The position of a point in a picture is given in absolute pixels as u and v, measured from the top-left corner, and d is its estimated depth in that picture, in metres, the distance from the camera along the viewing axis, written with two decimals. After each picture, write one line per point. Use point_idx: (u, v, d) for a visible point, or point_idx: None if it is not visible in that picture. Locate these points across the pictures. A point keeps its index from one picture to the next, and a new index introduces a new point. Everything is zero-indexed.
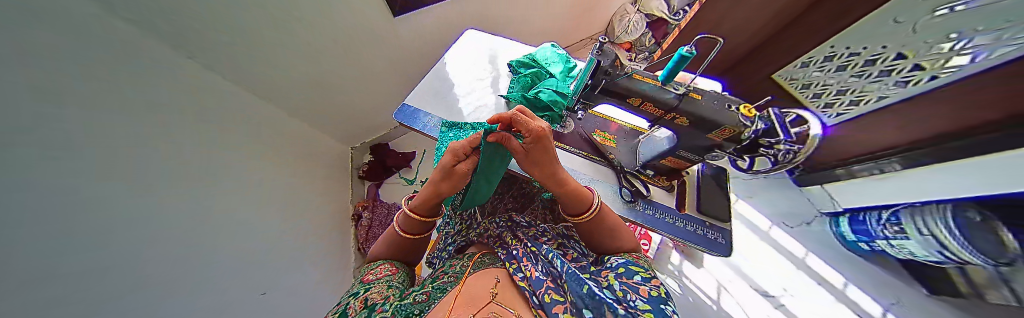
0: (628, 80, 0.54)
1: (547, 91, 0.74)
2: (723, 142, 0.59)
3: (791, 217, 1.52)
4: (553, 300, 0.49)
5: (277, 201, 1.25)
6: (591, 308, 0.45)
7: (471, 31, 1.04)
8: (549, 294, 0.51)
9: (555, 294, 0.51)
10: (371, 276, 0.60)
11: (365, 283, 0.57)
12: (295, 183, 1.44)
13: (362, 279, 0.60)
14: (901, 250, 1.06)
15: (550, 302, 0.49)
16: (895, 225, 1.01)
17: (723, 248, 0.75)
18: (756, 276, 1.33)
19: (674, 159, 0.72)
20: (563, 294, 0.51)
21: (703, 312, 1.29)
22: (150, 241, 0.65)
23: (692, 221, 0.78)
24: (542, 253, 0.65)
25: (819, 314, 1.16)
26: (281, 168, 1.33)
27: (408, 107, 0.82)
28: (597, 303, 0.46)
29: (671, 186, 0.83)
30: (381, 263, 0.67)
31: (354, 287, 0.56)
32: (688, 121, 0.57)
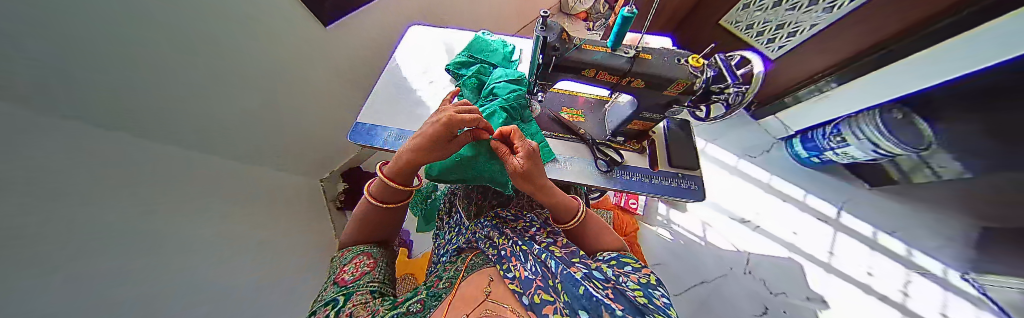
0: (578, 53, 0.45)
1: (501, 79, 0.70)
2: (678, 98, 0.49)
3: (802, 175, 1.48)
4: (542, 301, 0.33)
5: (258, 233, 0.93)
6: (587, 312, 0.29)
7: (414, 28, 0.99)
8: (538, 294, 0.35)
9: (545, 294, 0.34)
10: (343, 276, 0.41)
11: (341, 287, 0.38)
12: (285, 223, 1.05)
13: (333, 280, 0.41)
14: (845, 156, 1.26)
15: (539, 304, 0.33)
16: (837, 136, 1.20)
17: (696, 194, 0.63)
18: (733, 207, 1.42)
19: (641, 123, 0.59)
20: (554, 293, 0.34)
21: (694, 252, 1.32)
22: (198, 222, 0.65)
23: (662, 175, 0.65)
24: (533, 249, 0.45)
25: (783, 221, 1.36)
26: (280, 207, 1.06)
27: (363, 126, 0.72)
28: (594, 303, 0.29)
29: (642, 149, 0.69)
30: (353, 254, 0.46)
31: (325, 293, 0.38)
32: (645, 84, 0.46)
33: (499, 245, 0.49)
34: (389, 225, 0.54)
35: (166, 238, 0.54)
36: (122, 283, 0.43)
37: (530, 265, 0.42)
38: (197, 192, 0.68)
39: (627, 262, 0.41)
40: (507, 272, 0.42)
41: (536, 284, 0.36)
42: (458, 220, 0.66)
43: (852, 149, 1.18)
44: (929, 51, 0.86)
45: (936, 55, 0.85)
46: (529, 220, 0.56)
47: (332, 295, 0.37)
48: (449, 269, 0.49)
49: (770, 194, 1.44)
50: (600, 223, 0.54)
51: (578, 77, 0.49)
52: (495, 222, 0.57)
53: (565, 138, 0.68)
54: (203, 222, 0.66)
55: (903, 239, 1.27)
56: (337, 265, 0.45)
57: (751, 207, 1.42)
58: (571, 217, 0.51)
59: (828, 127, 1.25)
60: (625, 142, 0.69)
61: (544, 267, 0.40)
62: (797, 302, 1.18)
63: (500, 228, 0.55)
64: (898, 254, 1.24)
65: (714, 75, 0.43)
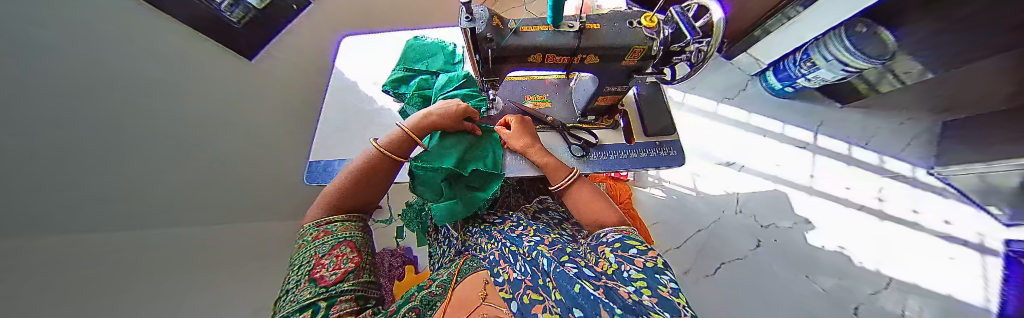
0: (518, 37, 0.40)
1: (450, 78, 0.67)
2: (640, 65, 0.45)
3: (778, 107, 1.51)
4: (530, 301, 0.28)
5: None
6: (582, 313, 0.23)
7: (346, 42, 0.93)
8: (527, 294, 0.30)
9: (535, 293, 0.29)
10: (322, 273, 0.32)
11: (321, 287, 0.29)
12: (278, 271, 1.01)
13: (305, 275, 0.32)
14: (816, 81, 1.27)
15: (527, 305, 0.28)
16: (808, 62, 1.20)
17: (675, 159, 0.62)
18: (717, 152, 1.46)
19: (609, 97, 0.56)
20: (545, 293, 0.29)
21: (688, 204, 1.37)
22: (204, 284, 0.63)
23: (641, 147, 0.64)
24: (524, 248, 0.40)
25: (764, 156, 1.41)
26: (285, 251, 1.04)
27: (318, 164, 0.67)
28: (591, 301, 0.23)
29: (615, 124, 0.67)
30: (333, 243, 0.38)
31: (296, 298, 0.28)
32: (600, 58, 0.42)
33: (487, 251, 0.46)
34: (375, 195, 0.50)
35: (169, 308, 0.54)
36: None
37: (520, 266, 0.37)
38: (196, 256, 0.66)
39: (632, 245, 0.35)
40: (497, 276, 0.38)
41: (525, 285, 0.31)
42: (445, 232, 0.64)
43: (821, 72, 1.20)
44: None
45: None
46: (516, 220, 0.52)
47: (310, 298, 0.27)
48: (442, 272, 0.45)
49: (752, 133, 1.47)
50: (602, 198, 0.49)
51: (526, 64, 0.46)
52: (483, 227, 0.54)
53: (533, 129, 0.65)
54: (213, 282, 0.65)
55: (875, 149, 1.34)
56: (310, 257, 0.35)
57: (733, 149, 1.45)
58: (563, 176, 0.52)
59: (799, 54, 1.25)
60: (597, 119, 0.66)
61: (535, 267, 0.35)
62: (786, 226, 1.25)
63: (488, 232, 0.52)
64: (871, 164, 1.31)
65: (671, 32, 0.37)
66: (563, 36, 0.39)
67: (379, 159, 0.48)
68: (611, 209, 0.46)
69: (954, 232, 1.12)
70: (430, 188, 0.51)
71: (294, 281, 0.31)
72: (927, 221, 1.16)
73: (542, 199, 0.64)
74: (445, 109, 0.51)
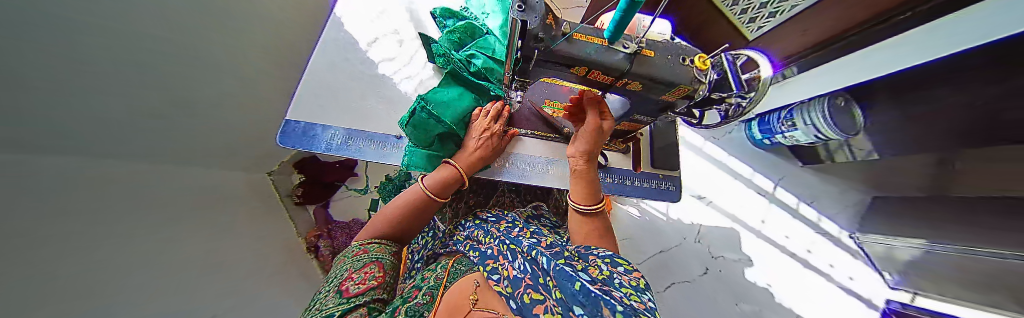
0: (569, 46, 0.36)
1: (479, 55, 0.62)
2: (673, 103, 0.45)
3: (754, 156, 1.65)
4: (530, 300, 0.27)
5: (196, 238, 0.79)
6: (584, 308, 0.22)
7: None
8: (527, 293, 0.29)
9: (535, 292, 0.28)
10: (348, 285, 0.33)
11: (344, 298, 0.30)
12: (216, 227, 0.89)
13: (336, 290, 0.33)
14: (790, 139, 1.40)
15: (527, 303, 0.27)
16: (789, 121, 1.32)
17: (671, 194, 0.68)
18: (693, 185, 1.58)
19: (629, 124, 0.58)
20: (545, 293, 0.28)
21: (656, 227, 1.49)
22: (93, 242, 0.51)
23: (642, 176, 0.69)
24: (524, 247, 0.40)
25: (730, 198, 1.55)
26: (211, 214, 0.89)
27: (296, 124, 0.59)
28: (592, 300, 0.22)
29: (626, 150, 0.71)
30: (367, 260, 0.39)
31: (322, 307, 0.29)
32: (643, 86, 0.41)
33: (484, 244, 0.45)
34: (420, 221, 0.51)
35: (49, 251, 0.43)
36: (22, 295, 0.35)
37: (519, 264, 0.36)
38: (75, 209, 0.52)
39: None
40: (494, 275, 0.37)
41: (526, 284, 0.31)
42: (432, 223, 0.64)
43: (797, 133, 1.32)
44: (918, 30, 0.85)
45: (909, 40, 0.87)
46: (511, 220, 0.51)
47: (331, 309, 0.28)
48: (429, 277, 0.43)
49: (727, 174, 1.60)
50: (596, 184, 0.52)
51: (566, 73, 0.43)
52: (478, 222, 0.53)
53: (544, 136, 0.68)
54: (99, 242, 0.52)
55: (817, 208, 1.54)
56: (345, 270, 0.38)
57: (706, 186, 1.58)
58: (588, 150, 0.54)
59: (782, 113, 1.36)
60: (610, 141, 0.70)
61: (535, 266, 0.34)
62: (731, 260, 1.41)
63: (483, 227, 0.50)
64: (809, 220, 1.51)
65: (717, 78, 0.39)
66: (611, 60, 0.37)
67: (450, 178, 0.52)
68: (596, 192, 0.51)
69: (857, 288, 1.34)
70: (420, 133, 0.53)
71: (326, 291, 0.34)
72: (837, 275, 1.38)
73: (537, 205, 0.64)
74: (489, 127, 0.56)
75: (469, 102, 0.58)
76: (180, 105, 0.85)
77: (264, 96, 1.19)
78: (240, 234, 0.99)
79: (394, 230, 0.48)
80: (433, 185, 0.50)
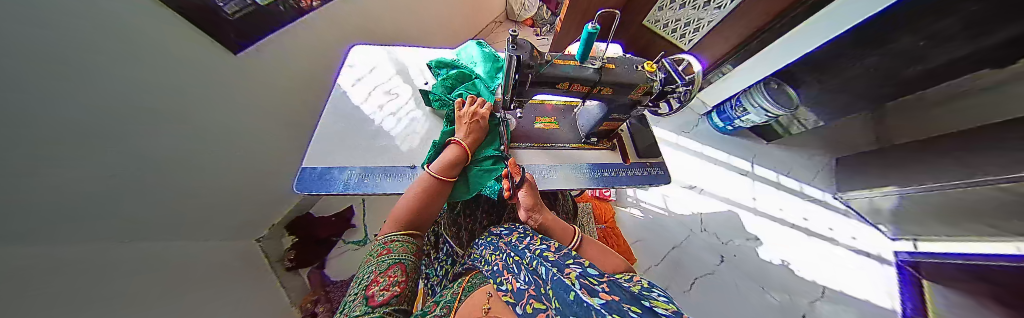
0: (552, 69, 0.46)
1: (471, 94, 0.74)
2: (641, 99, 0.56)
3: (725, 141, 1.81)
4: (533, 310, 0.28)
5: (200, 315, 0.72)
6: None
7: (358, 48, 0.97)
8: (531, 304, 0.30)
9: (538, 303, 0.29)
10: (374, 291, 0.33)
11: (370, 306, 0.30)
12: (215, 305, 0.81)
13: (366, 292, 0.33)
14: (747, 123, 1.61)
15: (531, 313, 0.28)
16: (740, 107, 1.53)
17: (662, 178, 0.74)
18: (682, 175, 1.68)
19: (611, 123, 0.67)
20: (547, 301, 0.28)
21: (661, 222, 1.53)
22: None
23: (635, 168, 0.76)
24: (527, 257, 0.41)
25: (716, 180, 1.66)
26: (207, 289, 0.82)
27: (311, 171, 0.62)
28: (580, 305, 0.22)
29: (613, 146, 0.80)
30: (389, 263, 0.39)
31: (350, 313, 0.29)
32: (612, 91, 0.51)
33: (493, 261, 0.47)
34: (435, 206, 0.52)
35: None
36: None
37: (523, 276, 0.37)
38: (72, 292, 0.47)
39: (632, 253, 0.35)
40: (501, 285, 0.38)
41: (529, 294, 0.31)
42: (450, 250, 0.70)
43: (751, 116, 1.52)
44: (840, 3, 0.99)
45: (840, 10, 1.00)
46: (522, 231, 0.53)
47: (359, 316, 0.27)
48: (446, 292, 0.45)
49: (707, 161, 1.73)
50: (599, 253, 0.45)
51: (553, 89, 0.52)
52: (489, 239, 0.55)
53: (544, 147, 0.74)
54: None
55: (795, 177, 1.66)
56: (370, 272, 0.37)
57: (693, 175, 1.68)
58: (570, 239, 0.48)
59: (732, 101, 1.57)
60: (599, 141, 0.79)
61: (536, 276, 0.35)
62: (741, 243, 1.44)
63: (495, 243, 0.52)
64: (792, 188, 1.62)
65: (665, 77, 0.50)
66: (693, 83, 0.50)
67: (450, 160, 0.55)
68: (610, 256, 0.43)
69: (859, 245, 1.41)
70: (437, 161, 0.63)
71: (354, 295, 0.34)
72: (839, 236, 1.44)
73: None
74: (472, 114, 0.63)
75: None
76: (199, 181, 0.88)
77: (276, 159, 1.22)
78: (240, 308, 0.90)
79: (409, 220, 0.48)
80: (439, 168, 0.54)
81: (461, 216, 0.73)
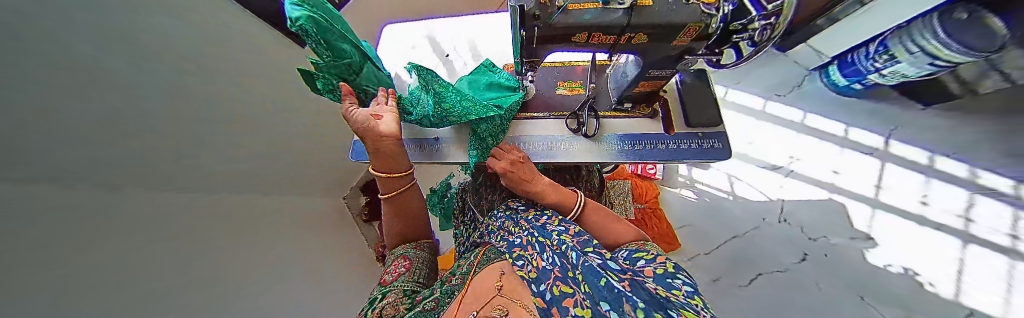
0: (563, 17, 0.39)
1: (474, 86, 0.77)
2: (692, 46, 0.44)
3: (836, 110, 1.46)
4: (561, 293, 0.31)
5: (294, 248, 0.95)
6: (611, 307, 0.25)
7: (390, 33, 1.13)
8: (557, 286, 0.33)
9: (565, 286, 0.32)
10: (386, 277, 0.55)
11: (383, 287, 0.52)
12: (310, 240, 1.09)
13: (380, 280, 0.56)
14: (894, 77, 1.23)
15: (558, 295, 0.31)
16: (885, 54, 1.18)
17: (720, 152, 0.65)
18: (764, 156, 1.50)
19: (649, 83, 0.59)
20: (573, 286, 0.31)
21: (725, 206, 1.45)
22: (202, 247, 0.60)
23: (681, 139, 0.67)
24: (552, 240, 0.42)
25: (823, 161, 1.37)
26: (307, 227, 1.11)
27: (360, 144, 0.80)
28: (615, 295, 0.26)
29: (654, 112, 0.71)
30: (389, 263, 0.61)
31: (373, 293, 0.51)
32: (646, 38, 0.42)
33: (514, 234, 0.50)
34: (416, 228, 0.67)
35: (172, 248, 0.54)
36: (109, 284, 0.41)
37: (549, 256, 0.39)
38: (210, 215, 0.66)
39: (640, 256, 0.38)
40: (518, 260, 0.43)
41: (555, 276, 0.35)
42: (474, 216, 0.75)
43: (902, 67, 1.16)
44: None
45: None
46: (540, 210, 0.56)
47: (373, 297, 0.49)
48: (462, 265, 0.56)
49: (800, 132, 1.48)
50: (599, 222, 0.51)
51: (569, 43, 0.47)
52: (507, 213, 0.59)
53: (563, 115, 0.74)
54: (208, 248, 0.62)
55: None
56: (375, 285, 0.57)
57: (784, 151, 1.47)
58: (567, 209, 0.54)
59: (872, 47, 1.23)
60: (635, 107, 0.71)
61: (565, 259, 0.37)
62: (841, 241, 1.16)
63: (513, 219, 0.56)
64: (955, 177, 1.07)
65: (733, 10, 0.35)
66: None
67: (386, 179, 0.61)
68: (623, 227, 0.49)
69: (988, 236, 0.92)
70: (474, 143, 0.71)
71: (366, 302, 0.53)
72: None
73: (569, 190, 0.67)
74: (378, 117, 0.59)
75: (500, 91, 0.75)
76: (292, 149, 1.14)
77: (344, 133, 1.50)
78: (330, 242, 1.21)
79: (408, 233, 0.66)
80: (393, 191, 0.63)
81: (483, 183, 0.79)
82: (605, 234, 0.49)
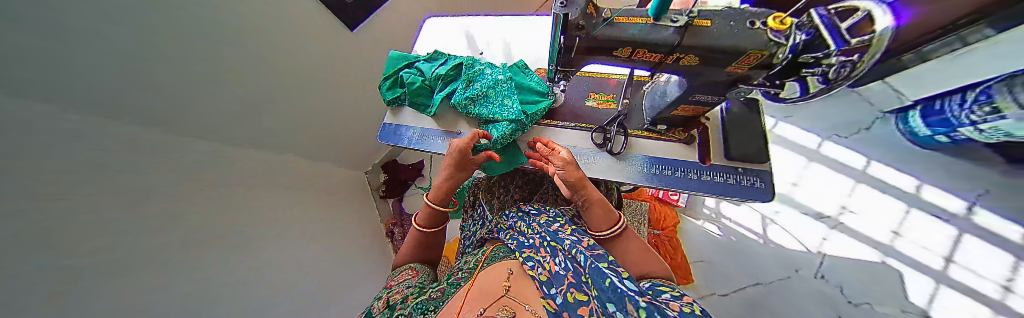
0: (610, 29, 0.39)
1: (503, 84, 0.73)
2: (749, 74, 0.41)
3: (911, 161, 1.27)
4: (575, 300, 0.32)
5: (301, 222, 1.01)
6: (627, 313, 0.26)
7: (431, 23, 1.17)
8: (571, 292, 0.34)
9: (578, 292, 0.33)
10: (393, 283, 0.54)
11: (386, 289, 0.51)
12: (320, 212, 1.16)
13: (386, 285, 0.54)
14: (991, 134, 1.02)
15: (572, 301, 0.32)
16: (986, 105, 0.98)
17: (761, 193, 0.59)
18: (810, 202, 1.36)
19: (689, 107, 0.55)
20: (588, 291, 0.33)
21: (754, 249, 1.34)
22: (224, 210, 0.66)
23: (715, 172, 0.63)
24: (565, 248, 0.42)
25: (879, 220, 1.21)
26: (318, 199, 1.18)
27: (389, 126, 0.84)
28: (618, 295, 0.30)
29: (689, 139, 0.67)
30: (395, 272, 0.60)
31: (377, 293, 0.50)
32: (699, 60, 0.40)
33: (525, 235, 0.50)
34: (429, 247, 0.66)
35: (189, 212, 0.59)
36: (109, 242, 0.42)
37: (561, 260, 0.40)
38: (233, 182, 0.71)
39: (664, 289, 0.36)
40: (529, 260, 0.43)
41: (569, 281, 0.35)
42: (483, 213, 0.75)
43: (1006, 123, 0.94)
44: None
45: None
46: (552, 216, 0.55)
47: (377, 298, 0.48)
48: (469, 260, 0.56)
49: (861, 182, 1.31)
50: (642, 248, 0.49)
51: (611, 57, 0.45)
52: (519, 215, 0.58)
53: (589, 128, 0.72)
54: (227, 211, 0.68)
55: None
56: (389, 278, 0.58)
57: (833, 200, 1.32)
58: (612, 226, 0.52)
59: (971, 93, 1.05)
60: (669, 131, 0.67)
61: (577, 265, 0.38)
62: (890, 313, 1.00)
63: (526, 220, 0.55)
64: None
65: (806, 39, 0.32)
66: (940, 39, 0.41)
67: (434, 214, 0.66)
68: (657, 262, 0.47)
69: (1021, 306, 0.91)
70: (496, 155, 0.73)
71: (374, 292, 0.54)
72: None
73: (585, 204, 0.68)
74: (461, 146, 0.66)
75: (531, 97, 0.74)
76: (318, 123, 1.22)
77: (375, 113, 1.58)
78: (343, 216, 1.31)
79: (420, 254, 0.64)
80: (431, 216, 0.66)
81: (500, 180, 0.81)
82: (649, 263, 0.47)
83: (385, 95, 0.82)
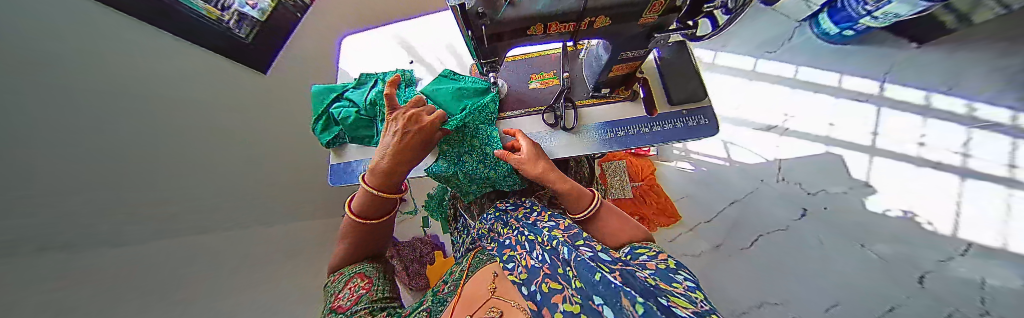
0: (513, 10, 0.36)
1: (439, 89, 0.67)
2: (662, 19, 0.42)
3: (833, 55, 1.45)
4: (551, 290, 0.27)
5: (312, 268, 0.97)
6: (603, 303, 0.18)
7: (350, 40, 1.06)
8: (547, 283, 0.29)
9: (554, 282, 0.28)
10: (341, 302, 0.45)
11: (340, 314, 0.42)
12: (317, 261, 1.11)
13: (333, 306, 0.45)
14: (886, 17, 1.20)
15: (548, 294, 0.27)
16: None
17: (707, 128, 0.63)
18: (758, 117, 1.45)
19: (623, 66, 0.56)
20: (563, 282, 0.27)
21: (724, 172, 1.42)
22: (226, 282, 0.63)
23: (667, 119, 0.65)
24: (543, 239, 0.39)
25: (816, 119, 1.34)
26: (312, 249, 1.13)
27: (338, 167, 0.78)
28: (612, 290, 0.18)
29: (632, 95, 0.69)
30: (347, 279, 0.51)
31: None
32: (611, 19, 0.39)
33: (503, 235, 0.49)
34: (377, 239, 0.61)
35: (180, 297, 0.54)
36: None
37: (538, 254, 0.37)
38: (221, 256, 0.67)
39: (643, 253, 0.38)
40: (508, 262, 0.40)
41: (544, 274, 0.31)
42: (465, 223, 0.76)
43: (894, 6, 1.12)
44: None
45: None
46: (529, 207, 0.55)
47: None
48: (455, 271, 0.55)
49: (799, 87, 1.43)
50: (614, 217, 0.51)
51: (531, 36, 0.45)
52: (498, 215, 0.57)
53: (540, 111, 0.71)
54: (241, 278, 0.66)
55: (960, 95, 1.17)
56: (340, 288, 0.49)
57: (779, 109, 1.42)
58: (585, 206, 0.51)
59: None
60: (613, 92, 0.70)
61: (555, 256, 0.34)
62: (840, 192, 1.21)
63: (504, 218, 0.54)
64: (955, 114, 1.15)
65: None
66: None
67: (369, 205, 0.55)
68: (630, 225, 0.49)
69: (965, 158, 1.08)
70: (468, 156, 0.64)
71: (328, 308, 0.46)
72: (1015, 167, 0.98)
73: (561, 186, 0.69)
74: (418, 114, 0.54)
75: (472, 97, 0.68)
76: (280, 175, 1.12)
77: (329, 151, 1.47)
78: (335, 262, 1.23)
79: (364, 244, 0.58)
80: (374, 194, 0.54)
81: None
82: (622, 231, 0.48)
83: (320, 138, 0.75)
